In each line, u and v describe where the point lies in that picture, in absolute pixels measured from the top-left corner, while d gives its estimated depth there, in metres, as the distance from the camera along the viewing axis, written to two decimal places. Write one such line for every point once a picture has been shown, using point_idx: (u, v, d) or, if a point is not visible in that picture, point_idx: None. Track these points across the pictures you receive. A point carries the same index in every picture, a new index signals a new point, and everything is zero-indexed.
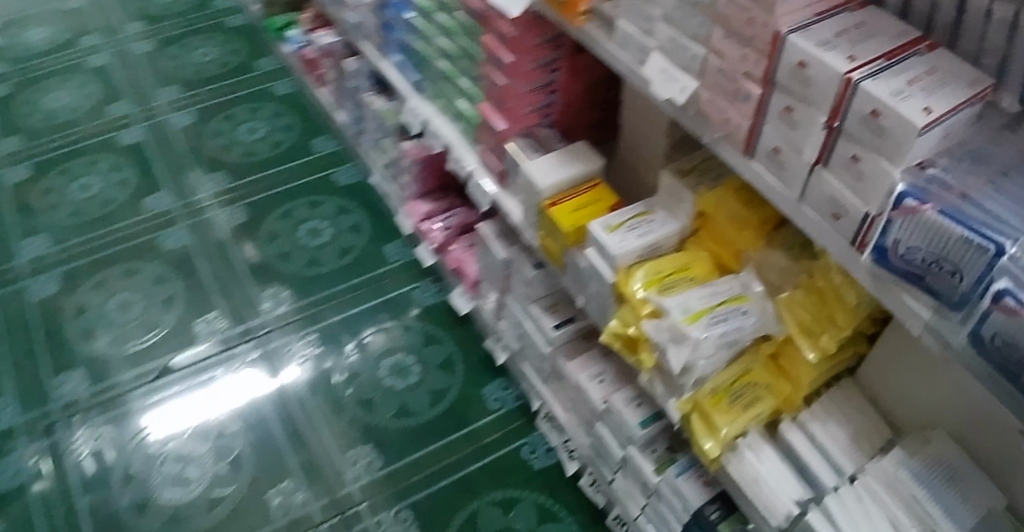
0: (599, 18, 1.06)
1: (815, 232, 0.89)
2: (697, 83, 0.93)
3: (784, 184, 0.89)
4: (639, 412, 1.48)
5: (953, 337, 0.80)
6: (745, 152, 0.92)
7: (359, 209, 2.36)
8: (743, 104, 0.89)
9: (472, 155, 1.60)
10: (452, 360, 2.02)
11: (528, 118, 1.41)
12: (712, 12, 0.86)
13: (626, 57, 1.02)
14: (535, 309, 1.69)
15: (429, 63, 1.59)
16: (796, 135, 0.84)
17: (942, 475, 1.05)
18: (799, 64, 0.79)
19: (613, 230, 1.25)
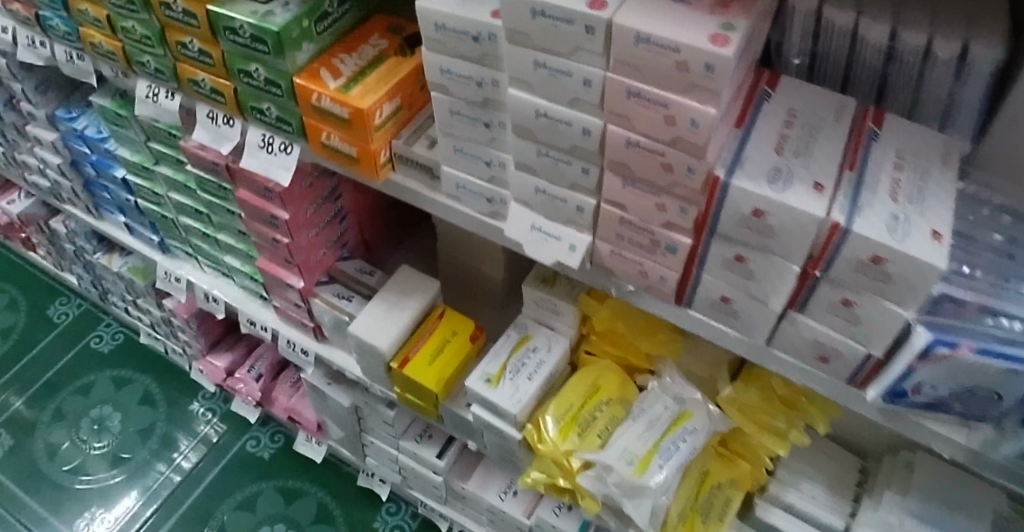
0: (408, 164, 0.76)
1: (794, 374, 0.70)
2: (590, 236, 0.68)
3: (744, 332, 0.69)
4: (572, 517, 1.21)
5: (998, 457, 0.66)
6: (678, 301, 0.70)
7: (147, 376, 1.79)
8: (665, 255, 0.65)
9: (269, 311, 1.23)
10: (326, 510, 1.58)
11: (323, 260, 1.10)
12: (598, 160, 0.61)
13: (470, 211, 0.75)
14: (407, 443, 1.35)
15: (169, 222, 1.20)
16: (753, 285, 0.63)
17: (944, 504, 0.91)
18: (752, 214, 0.57)
19: (496, 382, 0.96)
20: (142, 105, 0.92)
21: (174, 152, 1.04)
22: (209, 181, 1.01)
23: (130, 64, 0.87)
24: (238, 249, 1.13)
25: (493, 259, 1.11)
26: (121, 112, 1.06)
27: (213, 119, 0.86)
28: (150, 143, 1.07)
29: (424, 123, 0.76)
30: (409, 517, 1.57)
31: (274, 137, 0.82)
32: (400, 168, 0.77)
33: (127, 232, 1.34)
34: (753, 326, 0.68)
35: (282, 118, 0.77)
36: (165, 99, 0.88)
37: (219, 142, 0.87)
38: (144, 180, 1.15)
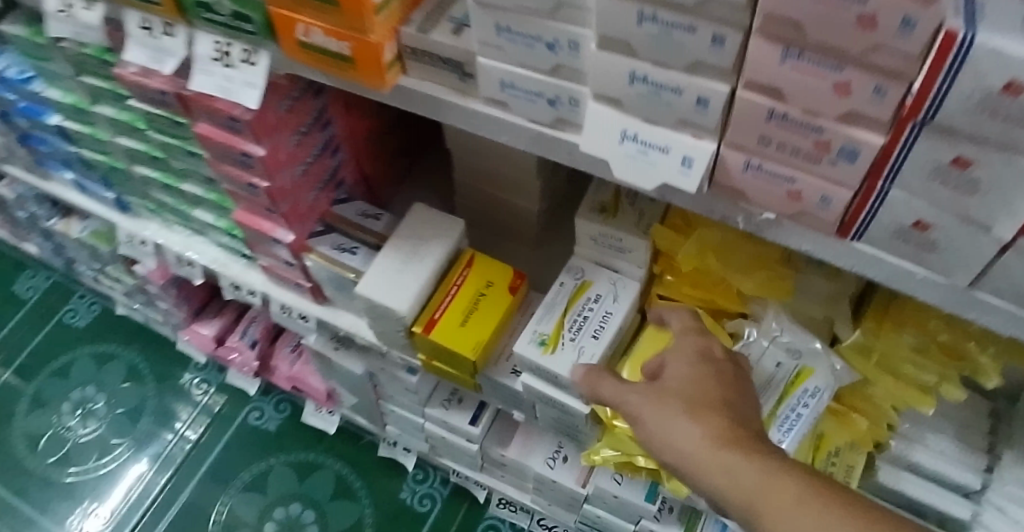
0: (424, 61, 0.52)
1: (1005, 325, 0.49)
2: (712, 143, 0.46)
3: (938, 272, 0.48)
4: (636, 483, 0.96)
5: None
6: (840, 233, 0.49)
7: (130, 350, 1.56)
8: (836, 164, 0.44)
9: (257, 273, 1.01)
10: (346, 483, 1.39)
11: (314, 205, 0.87)
12: (741, 21, 0.38)
13: (520, 122, 0.52)
14: (434, 411, 1.10)
15: (121, 174, 0.96)
16: (975, 203, 0.42)
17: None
18: (1005, 89, 0.34)
19: (552, 346, 0.74)
20: (55, 25, 0.69)
21: (112, 86, 0.80)
22: (160, 116, 0.78)
23: None
24: (209, 201, 0.91)
25: (528, 186, 0.88)
26: (37, 40, 0.80)
27: (150, 29, 0.63)
28: (81, 78, 0.82)
29: (445, 1, 0.53)
30: (439, 485, 1.37)
31: (232, 44, 0.59)
32: (413, 69, 0.53)
33: (77, 191, 1.10)
34: (956, 261, 0.46)
35: (237, 11, 0.54)
36: (82, 11, 0.65)
37: (161, 61, 0.64)
38: (83, 125, 0.91)
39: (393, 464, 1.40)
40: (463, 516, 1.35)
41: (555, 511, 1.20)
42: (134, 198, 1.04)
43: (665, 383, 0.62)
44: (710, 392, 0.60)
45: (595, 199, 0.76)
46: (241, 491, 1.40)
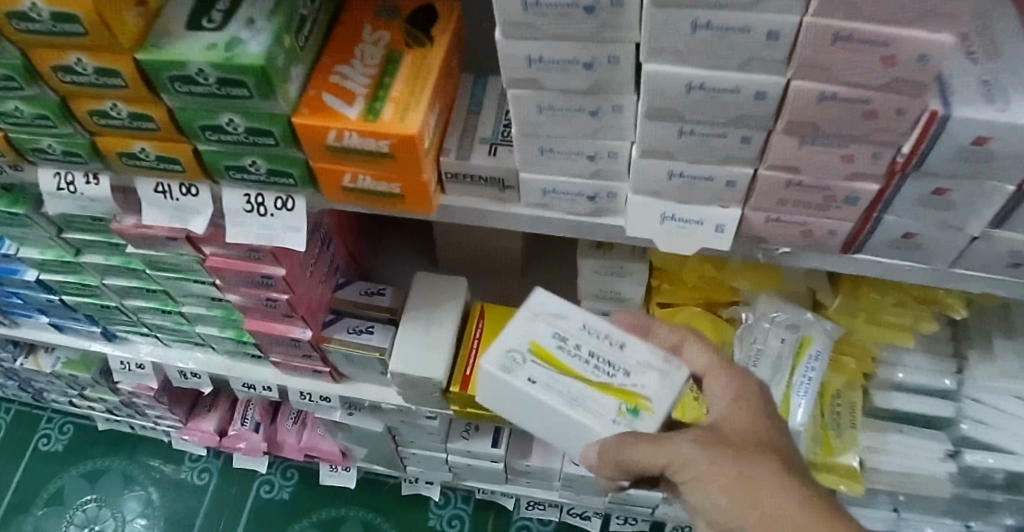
0: (462, 181, 0.58)
1: (978, 288, 0.61)
2: (738, 209, 0.55)
3: (927, 261, 0.59)
4: None
5: None
6: (843, 249, 0.59)
7: (121, 459, 1.31)
8: (841, 208, 0.54)
9: (267, 367, 0.98)
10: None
11: (322, 298, 0.88)
12: (767, 124, 0.46)
13: (559, 214, 0.59)
14: (455, 444, 1.08)
15: (111, 310, 0.89)
16: (951, 215, 0.53)
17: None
18: (974, 143, 0.45)
19: (637, 399, 0.58)
20: (53, 203, 0.65)
21: (105, 238, 0.74)
22: (165, 258, 0.75)
23: (22, 153, 0.61)
24: (213, 316, 0.87)
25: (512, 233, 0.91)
26: (9, 211, 0.71)
27: (164, 192, 0.63)
28: (65, 236, 0.75)
29: (469, 123, 0.58)
30: (463, 502, 1.28)
31: (263, 194, 0.61)
32: (452, 188, 0.59)
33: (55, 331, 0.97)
34: (937, 253, 0.58)
35: (276, 169, 0.57)
36: (87, 186, 0.62)
37: (184, 220, 0.64)
38: (64, 274, 0.82)
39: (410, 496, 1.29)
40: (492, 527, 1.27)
41: (585, 498, 1.18)
42: (124, 325, 0.95)
43: (719, 431, 0.54)
44: (759, 434, 0.54)
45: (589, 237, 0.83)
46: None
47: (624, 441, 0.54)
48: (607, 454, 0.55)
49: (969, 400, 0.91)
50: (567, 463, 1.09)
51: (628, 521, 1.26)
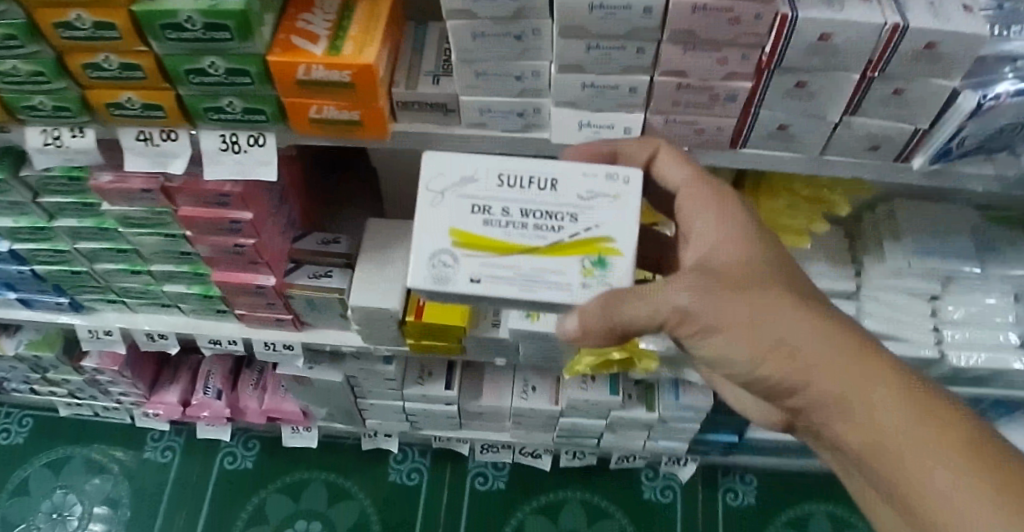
0: (412, 109, 0.68)
1: (846, 171, 0.78)
2: (641, 113, 0.69)
3: (796, 151, 0.75)
4: (599, 384, 1.16)
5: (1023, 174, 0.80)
6: (732, 145, 0.74)
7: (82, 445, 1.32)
8: (724, 105, 0.68)
9: (234, 321, 0.97)
10: (342, 486, 1.30)
11: (281, 244, 0.90)
12: (655, 36, 0.60)
13: (498, 133, 0.71)
14: (411, 390, 1.14)
15: (82, 276, 0.88)
16: (812, 104, 0.69)
17: (929, 233, 1.10)
18: (821, 38, 0.61)
19: (600, 243, 0.60)
20: (38, 158, 0.71)
21: (80, 199, 0.77)
22: (135, 214, 0.78)
23: (13, 114, 0.66)
24: (180, 274, 0.88)
25: None
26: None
27: (145, 139, 0.69)
28: (40, 199, 0.77)
29: (412, 61, 0.69)
30: (422, 456, 1.34)
31: (238, 133, 0.68)
32: (404, 116, 0.69)
33: (22, 308, 0.93)
34: (810, 142, 0.74)
35: (251, 107, 0.65)
36: (72, 138, 0.68)
37: (164, 164, 0.70)
38: (35, 242, 0.83)
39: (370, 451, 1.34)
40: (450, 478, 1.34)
41: (534, 436, 1.27)
42: (92, 295, 0.92)
43: (708, 270, 0.59)
44: (745, 264, 0.59)
45: None
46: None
47: (606, 305, 0.57)
48: (589, 318, 0.58)
49: (868, 299, 1.11)
50: (516, 399, 1.18)
51: (577, 455, 1.33)
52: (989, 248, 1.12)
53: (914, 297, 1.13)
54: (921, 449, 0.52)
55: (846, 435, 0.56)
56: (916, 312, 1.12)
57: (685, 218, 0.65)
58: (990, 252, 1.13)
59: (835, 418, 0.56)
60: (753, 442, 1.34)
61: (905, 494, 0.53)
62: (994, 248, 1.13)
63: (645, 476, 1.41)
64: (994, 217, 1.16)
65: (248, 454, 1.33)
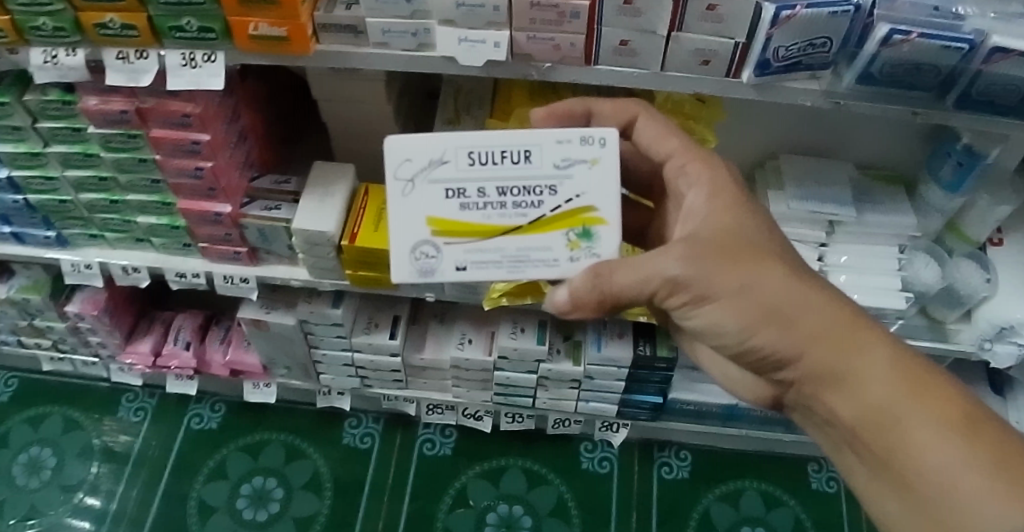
0: (331, 30, 0.89)
1: (687, 86, 0.99)
2: (507, 32, 0.89)
3: (642, 66, 0.95)
4: (527, 334, 1.22)
5: (843, 87, 1.00)
6: (587, 62, 0.94)
7: (61, 405, 1.52)
8: (571, 22, 0.88)
9: (196, 256, 1.12)
10: (298, 447, 1.47)
11: (239, 179, 1.05)
12: None
13: (398, 52, 0.91)
14: (358, 338, 1.21)
15: (68, 207, 1.06)
16: (642, 20, 0.89)
17: (811, 181, 1.21)
18: None
19: (582, 213, 0.75)
20: (39, 75, 0.91)
21: (70, 123, 0.97)
22: (115, 135, 0.96)
23: (23, 34, 0.88)
24: (152, 204, 1.05)
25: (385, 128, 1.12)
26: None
27: (123, 58, 0.89)
28: (38, 125, 0.97)
29: None
30: (373, 422, 1.49)
31: (195, 52, 0.89)
32: (325, 38, 0.90)
33: (16, 243, 1.11)
34: (649, 56, 0.94)
35: (205, 25, 0.85)
36: (66, 57, 0.89)
37: (136, 79, 0.90)
38: (31, 169, 1.02)
39: (329, 416, 1.50)
40: (400, 441, 1.48)
41: (474, 396, 1.35)
42: (76, 230, 1.10)
43: (700, 238, 0.73)
44: (733, 232, 0.73)
45: (442, 116, 1.06)
46: (204, 484, 1.44)
47: (597, 277, 0.72)
48: (576, 286, 0.73)
49: None
50: (454, 349, 1.25)
51: (516, 419, 1.42)
52: (864, 198, 1.25)
53: (804, 244, 1.25)
54: (903, 407, 0.66)
55: (836, 395, 0.71)
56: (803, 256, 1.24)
57: (679, 185, 0.82)
58: (865, 200, 1.25)
59: (825, 378, 0.71)
60: (680, 404, 1.39)
61: (888, 444, 0.67)
62: (869, 197, 1.25)
63: (586, 448, 1.50)
64: (873, 173, 1.28)
65: (214, 416, 1.52)
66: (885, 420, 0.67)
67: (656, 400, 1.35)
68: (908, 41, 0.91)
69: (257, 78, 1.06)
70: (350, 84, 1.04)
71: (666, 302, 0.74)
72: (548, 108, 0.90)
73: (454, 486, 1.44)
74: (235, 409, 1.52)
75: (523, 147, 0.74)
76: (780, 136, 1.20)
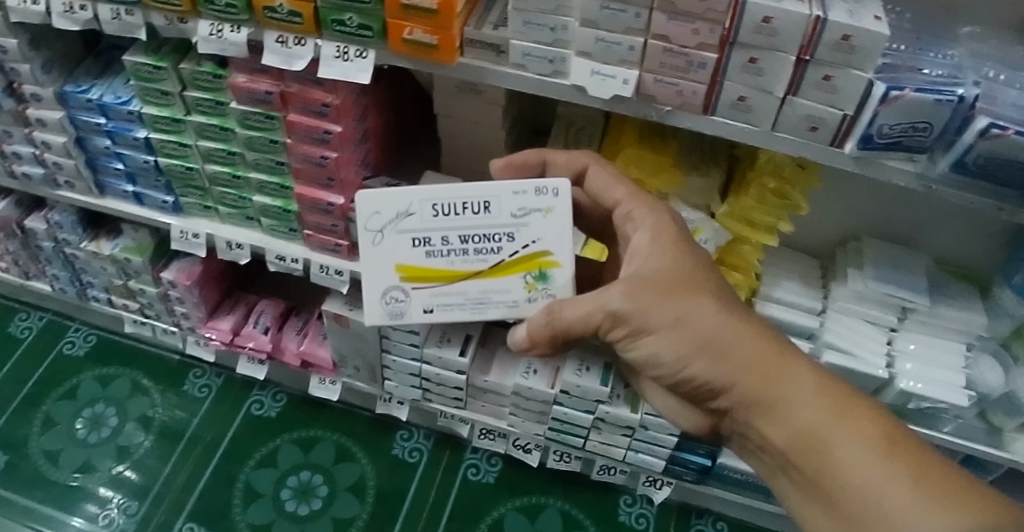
0: (476, 46, 0.97)
1: (794, 150, 0.99)
2: (637, 71, 0.95)
3: (754, 124, 0.97)
4: (591, 373, 1.19)
5: (935, 174, 0.97)
6: (704, 111, 0.98)
7: (134, 368, 1.70)
8: (697, 72, 0.93)
9: (300, 245, 1.21)
10: (350, 450, 1.58)
11: (355, 175, 1.12)
12: (647, 3, 0.88)
13: (532, 77, 0.98)
14: (429, 349, 1.22)
15: (194, 174, 1.17)
16: (762, 79, 0.91)
17: (891, 268, 1.22)
18: (763, 20, 0.85)
19: (537, 258, 0.87)
20: (202, 46, 0.98)
21: (216, 96, 1.06)
22: (255, 113, 1.04)
23: (195, 7, 0.96)
24: (270, 184, 1.13)
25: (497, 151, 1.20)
26: (158, 65, 1.03)
27: (282, 42, 0.96)
28: (186, 93, 1.07)
29: (484, 13, 0.99)
30: (423, 438, 1.59)
31: (348, 47, 0.96)
32: (468, 53, 0.98)
33: (136, 202, 1.26)
34: (764, 115, 0.96)
35: (364, 23, 0.92)
36: (231, 33, 0.96)
37: (290, 63, 0.97)
38: (169, 134, 1.12)
39: (384, 426, 1.62)
40: (448, 461, 1.57)
41: (527, 428, 1.37)
42: (192, 200, 1.23)
43: (639, 277, 0.85)
44: (668, 271, 0.85)
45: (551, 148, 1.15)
46: (255, 469, 1.56)
47: (549, 315, 0.85)
48: (533, 326, 0.86)
49: (830, 313, 1.24)
50: (518, 377, 1.24)
51: (564, 458, 1.45)
52: (943, 293, 1.22)
53: (874, 327, 1.24)
54: (821, 428, 0.76)
55: (765, 420, 0.81)
56: (874, 337, 1.23)
57: (627, 230, 0.93)
58: (940, 293, 1.22)
59: (753, 405, 0.81)
60: (726, 471, 1.36)
61: (812, 462, 0.76)
62: (950, 292, 1.22)
63: (624, 502, 1.53)
64: (950, 270, 1.27)
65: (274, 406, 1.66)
66: (807, 440, 0.76)
67: (705, 463, 1.33)
68: (1006, 136, 0.88)
69: (387, 84, 1.14)
70: (475, 103, 1.12)
71: (613, 336, 0.87)
72: (508, 159, 1.01)
73: (491, 515, 1.50)
74: (295, 403, 1.66)
75: (482, 199, 0.85)
76: (858, 216, 1.25)
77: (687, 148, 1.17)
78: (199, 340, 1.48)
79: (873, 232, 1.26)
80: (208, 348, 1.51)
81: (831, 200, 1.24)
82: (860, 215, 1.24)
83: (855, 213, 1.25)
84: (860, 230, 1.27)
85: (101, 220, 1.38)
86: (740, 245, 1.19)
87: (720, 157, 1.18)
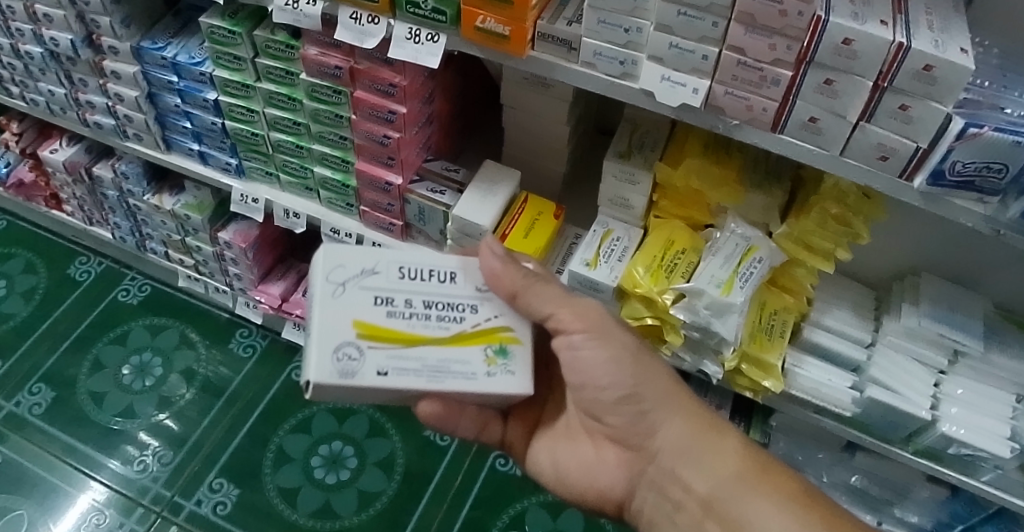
0: (547, 40, 0.96)
1: (861, 179, 0.95)
2: (708, 81, 0.93)
3: (820, 149, 0.94)
4: None
5: (1006, 219, 0.91)
6: (772, 129, 0.95)
7: (182, 320, 1.76)
8: (770, 88, 0.90)
9: (357, 221, 1.24)
10: (382, 425, 1.61)
11: (415, 158, 1.14)
12: (725, 13, 0.86)
13: (600, 77, 0.97)
14: None
15: (258, 139, 1.19)
16: (837, 102, 0.88)
17: (945, 306, 1.18)
18: (844, 42, 0.82)
19: (498, 332, 0.84)
20: (277, 15, 0.99)
21: (286, 65, 1.08)
22: (323, 86, 1.06)
23: None
24: (332, 157, 1.16)
25: (559, 150, 1.21)
26: (232, 29, 1.06)
27: (355, 19, 0.96)
28: (257, 60, 1.09)
29: (558, 8, 0.98)
30: None
31: (420, 29, 0.94)
32: (539, 46, 0.98)
33: (200, 161, 1.29)
34: (833, 140, 0.92)
35: (438, 7, 0.91)
36: (306, 5, 0.96)
37: (361, 40, 0.96)
38: (237, 98, 1.15)
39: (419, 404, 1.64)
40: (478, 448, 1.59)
41: None
42: (254, 164, 1.26)
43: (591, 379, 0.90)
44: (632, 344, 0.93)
45: (615, 149, 1.14)
46: (288, 432, 1.60)
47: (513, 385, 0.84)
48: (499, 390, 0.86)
49: (881, 347, 1.21)
50: None
51: None
52: (999, 340, 1.18)
53: (920, 365, 1.19)
54: (751, 489, 0.86)
55: (695, 468, 0.89)
56: (922, 376, 1.18)
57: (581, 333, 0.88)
58: (995, 340, 1.18)
59: (684, 455, 0.90)
60: None
61: (739, 513, 0.85)
62: (1008, 340, 1.18)
63: None
64: (1007, 316, 1.21)
65: None
66: (738, 496, 0.86)
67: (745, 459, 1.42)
68: None
69: (454, 72, 1.16)
70: (544, 98, 1.12)
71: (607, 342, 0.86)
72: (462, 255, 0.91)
73: (514, 507, 1.51)
74: None
75: (447, 271, 0.86)
76: (917, 248, 1.22)
77: (751, 165, 1.16)
78: (248, 301, 1.52)
79: (932, 267, 1.23)
80: (256, 310, 1.55)
81: (893, 231, 1.21)
82: (921, 249, 1.21)
83: (916, 246, 1.21)
84: (922, 265, 1.24)
85: (164, 175, 1.43)
86: (794, 268, 1.18)
87: (784, 176, 1.16)
